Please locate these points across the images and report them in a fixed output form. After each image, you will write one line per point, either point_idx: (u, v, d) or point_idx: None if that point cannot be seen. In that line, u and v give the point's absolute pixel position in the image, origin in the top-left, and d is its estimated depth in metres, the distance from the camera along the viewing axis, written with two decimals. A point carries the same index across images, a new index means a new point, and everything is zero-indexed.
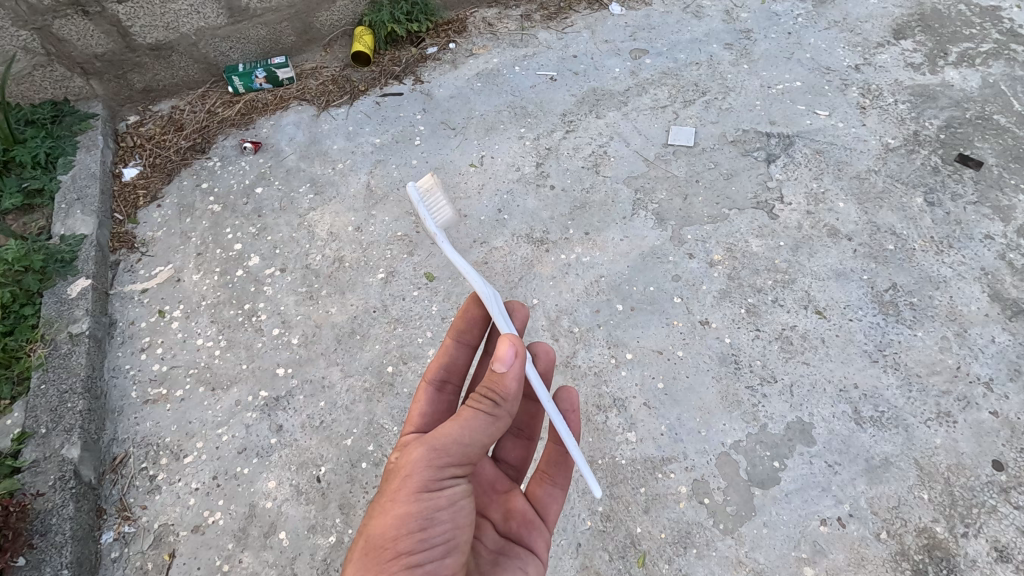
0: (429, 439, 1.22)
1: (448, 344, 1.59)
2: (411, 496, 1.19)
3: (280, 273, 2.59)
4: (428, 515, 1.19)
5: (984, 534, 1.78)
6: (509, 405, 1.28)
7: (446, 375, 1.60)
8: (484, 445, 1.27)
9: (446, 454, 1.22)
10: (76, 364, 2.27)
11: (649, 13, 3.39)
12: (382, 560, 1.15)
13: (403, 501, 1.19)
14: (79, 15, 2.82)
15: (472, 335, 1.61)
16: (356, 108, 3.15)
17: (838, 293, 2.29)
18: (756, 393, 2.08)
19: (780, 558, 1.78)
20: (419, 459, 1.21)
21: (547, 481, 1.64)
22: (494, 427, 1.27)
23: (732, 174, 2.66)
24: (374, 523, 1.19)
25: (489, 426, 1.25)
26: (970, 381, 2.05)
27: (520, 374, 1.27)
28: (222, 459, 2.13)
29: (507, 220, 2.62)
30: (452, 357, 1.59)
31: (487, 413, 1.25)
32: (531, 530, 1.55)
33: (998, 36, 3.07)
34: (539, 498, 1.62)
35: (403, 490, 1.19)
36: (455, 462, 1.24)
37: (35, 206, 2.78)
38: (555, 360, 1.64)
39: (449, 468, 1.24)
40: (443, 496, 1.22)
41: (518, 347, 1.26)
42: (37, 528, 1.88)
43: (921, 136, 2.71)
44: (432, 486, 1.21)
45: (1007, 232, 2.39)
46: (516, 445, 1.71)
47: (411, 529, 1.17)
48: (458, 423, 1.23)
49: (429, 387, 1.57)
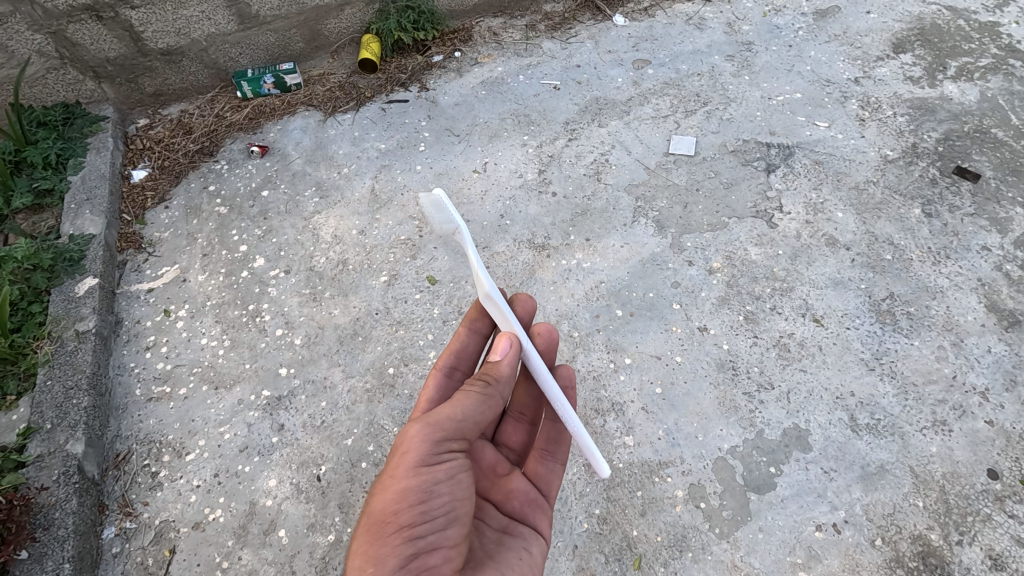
0: (425, 417, 1.27)
1: (460, 334, 1.62)
2: (410, 472, 1.22)
3: (284, 275, 2.63)
4: (428, 488, 1.22)
5: (978, 542, 1.79)
6: (500, 386, 1.37)
7: (455, 363, 1.63)
8: (478, 422, 1.33)
9: (441, 430, 1.28)
10: (82, 361, 2.30)
11: (652, 25, 3.44)
12: (384, 534, 1.17)
13: (402, 476, 1.22)
14: (92, 20, 2.87)
15: (483, 323, 1.64)
16: (363, 114, 3.20)
17: (836, 302, 2.31)
18: (753, 399, 2.10)
19: (775, 563, 1.79)
20: (416, 437, 1.25)
21: (546, 457, 1.68)
22: (486, 405, 1.34)
23: (732, 183, 2.69)
24: (375, 500, 1.22)
25: (481, 404, 1.33)
26: (966, 391, 2.06)
27: (514, 361, 1.40)
28: (224, 457, 2.16)
29: (509, 226, 2.65)
30: (464, 346, 1.63)
31: (480, 392, 1.33)
32: (532, 509, 1.59)
33: (996, 51, 3.11)
34: (539, 476, 1.65)
35: (401, 466, 1.23)
36: (451, 438, 1.29)
37: (45, 206, 2.82)
38: (557, 337, 1.67)
39: (448, 446, 1.28)
40: (442, 471, 1.25)
41: (514, 340, 1.39)
42: (40, 522, 1.90)
43: (920, 148, 2.74)
44: (431, 461, 1.25)
45: (1004, 243, 2.41)
46: (517, 428, 1.75)
47: (411, 503, 1.20)
48: (453, 402, 1.30)
49: (439, 373, 1.60)
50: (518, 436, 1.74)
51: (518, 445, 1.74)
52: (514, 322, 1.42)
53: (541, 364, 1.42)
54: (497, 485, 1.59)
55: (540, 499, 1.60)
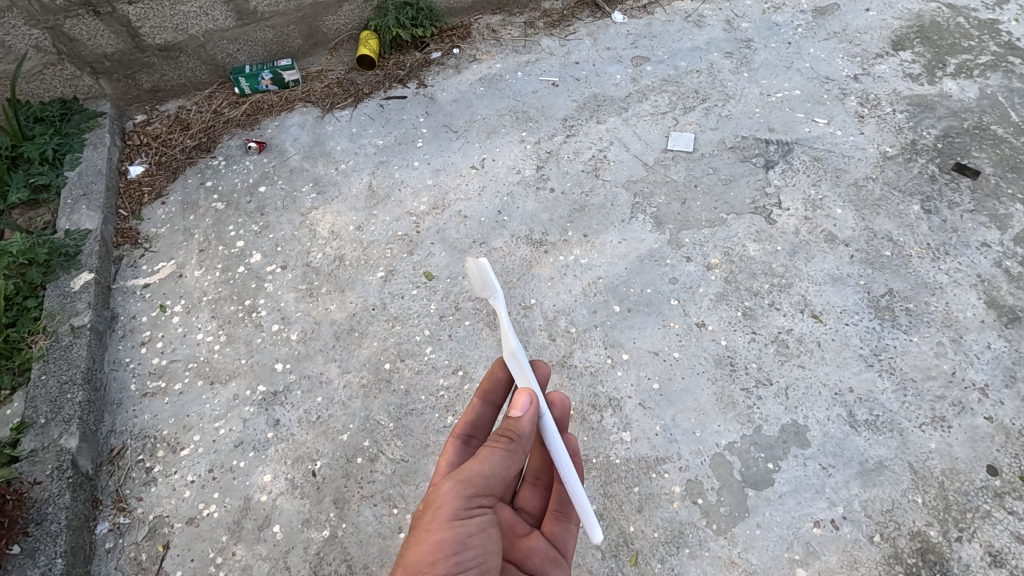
0: (456, 473, 1.25)
1: (474, 404, 1.55)
2: (444, 524, 1.19)
3: (281, 270, 2.61)
4: (461, 540, 1.18)
5: (978, 538, 1.78)
6: (524, 442, 1.31)
7: (471, 431, 1.56)
8: (504, 477, 1.29)
9: (472, 486, 1.24)
10: (77, 356, 2.29)
11: (651, 22, 3.43)
12: None
13: (436, 528, 1.18)
14: (90, 15, 2.87)
15: (496, 393, 1.56)
16: (360, 110, 3.19)
17: (834, 298, 2.30)
18: (751, 395, 2.08)
19: (772, 559, 1.78)
20: (448, 491, 1.22)
21: (563, 519, 1.59)
22: (512, 461, 1.30)
23: (730, 180, 2.69)
24: (410, 553, 1.17)
25: (507, 460, 1.28)
26: (965, 387, 2.05)
27: (535, 416, 1.33)
28: (218, 452, 2.14)
29: (506, 222, 2.66)
30: (477, 415, 1.55)
31: (505, 448, 1.28)
32: (553, 567, 1.52)
33: (996, 48, 3.10)
34: (560, 537, 1.57)
35: (435, 519, 1.19)
36: (480, 494, 1.25)
37: (41, 201, 2.81)
38: (571, 406, 1.59)
39: (480, 502, 1.25)
40: (473, 525, 1.21)
41: (534, 396, 1.33)
42: (33, 517, 1.89)
43: (919, 145, 2.73)
44: (463, 515, 1.22)
45: (1004, 239, 2.40)
46: (534, 493, 1.65)
47: (447, 555, 1.15)
48: (480, 457, 1.26)
49: (455, 441, 1.54)
50: (535, 501, 1.64)
51: (535, 510, 1.63)
52: (532, 378, 1.38)
53: (552, 425, 1.39)
54: (517, 545, 1.51)
55: (560, 557, 1.54)
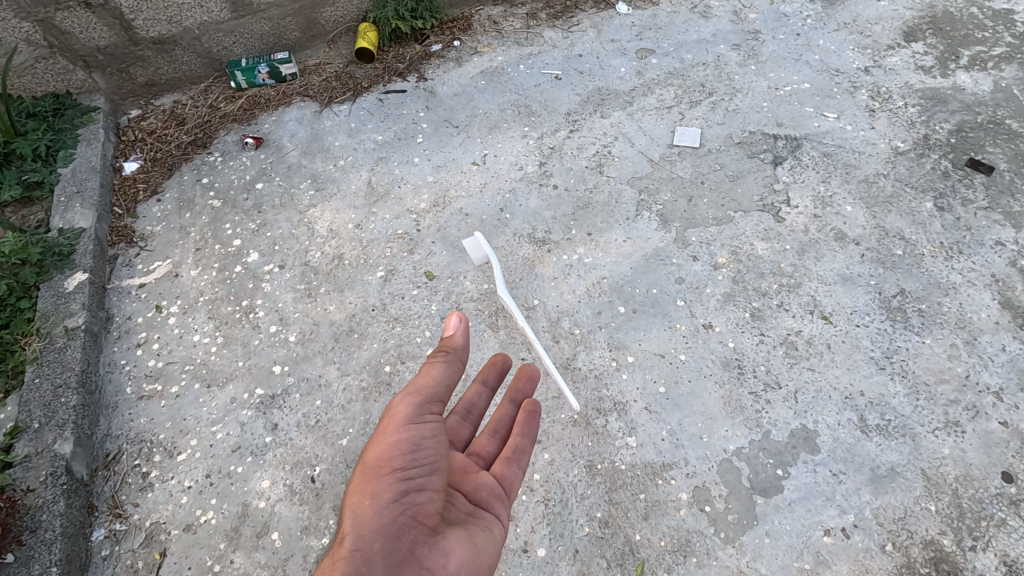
0: (407, 387, 1.37)
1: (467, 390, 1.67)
2: (399, 427, 1.31)
3: (279, 270, 2.56)
4: (415, 440, 1.29)
5: (992, 547, 1.74)
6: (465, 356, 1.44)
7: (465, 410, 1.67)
8: (452, 387, 1.40)
9: (422, 396, 1.36)
10: (71, 358, 2.25)
11: (656, 13, 3.35)
12: (378, 477, 1.23)
13: (392, 431, 1.30)
14: (81, 7, 2.79)
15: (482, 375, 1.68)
16: (359, 105, 3.12)
17: (844, 299, 2.24)
18: (759, 398, 2.04)
19: (782, 569, 1.74)
20: (401, 402, 1.35)
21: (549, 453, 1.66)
22: (457, 372, 1.41)
23: (738, 177, 2.62)
24: (371, 453, 1.29)
25: (450, 370, 1.40)
26: (979, 390, 2.00)
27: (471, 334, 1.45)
28: (216, 457, 2.10)
29: (509, 220, 2.60)
30: (470, 398, 1.67)
31: (444, 361, 1.40)
32: None
33: (1011, 39, 3.02)
34: None
35: (391, 424, 1.32)
36: (432, 403, 1.37)
37: (34, 198, 2.76)
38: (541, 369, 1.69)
39: (437, 412, 1.38)
40: (426, 428, 1.33)
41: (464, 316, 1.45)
42: (27, 525, 1.85)
43: (932, 140, 2.66)
44: (417, 420, 1.33)
45: (1019, 238, 2.33)
46: None
47: (401, 451, 1.27)
48: (423, 370, 1.39)
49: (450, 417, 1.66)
50: None
51: None
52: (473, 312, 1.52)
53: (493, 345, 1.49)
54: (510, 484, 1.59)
55: None
